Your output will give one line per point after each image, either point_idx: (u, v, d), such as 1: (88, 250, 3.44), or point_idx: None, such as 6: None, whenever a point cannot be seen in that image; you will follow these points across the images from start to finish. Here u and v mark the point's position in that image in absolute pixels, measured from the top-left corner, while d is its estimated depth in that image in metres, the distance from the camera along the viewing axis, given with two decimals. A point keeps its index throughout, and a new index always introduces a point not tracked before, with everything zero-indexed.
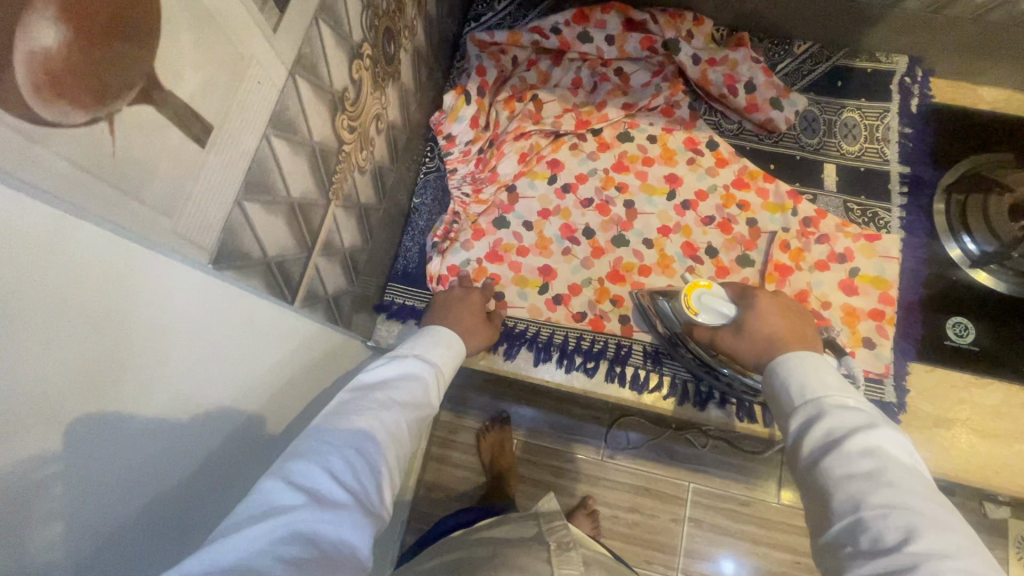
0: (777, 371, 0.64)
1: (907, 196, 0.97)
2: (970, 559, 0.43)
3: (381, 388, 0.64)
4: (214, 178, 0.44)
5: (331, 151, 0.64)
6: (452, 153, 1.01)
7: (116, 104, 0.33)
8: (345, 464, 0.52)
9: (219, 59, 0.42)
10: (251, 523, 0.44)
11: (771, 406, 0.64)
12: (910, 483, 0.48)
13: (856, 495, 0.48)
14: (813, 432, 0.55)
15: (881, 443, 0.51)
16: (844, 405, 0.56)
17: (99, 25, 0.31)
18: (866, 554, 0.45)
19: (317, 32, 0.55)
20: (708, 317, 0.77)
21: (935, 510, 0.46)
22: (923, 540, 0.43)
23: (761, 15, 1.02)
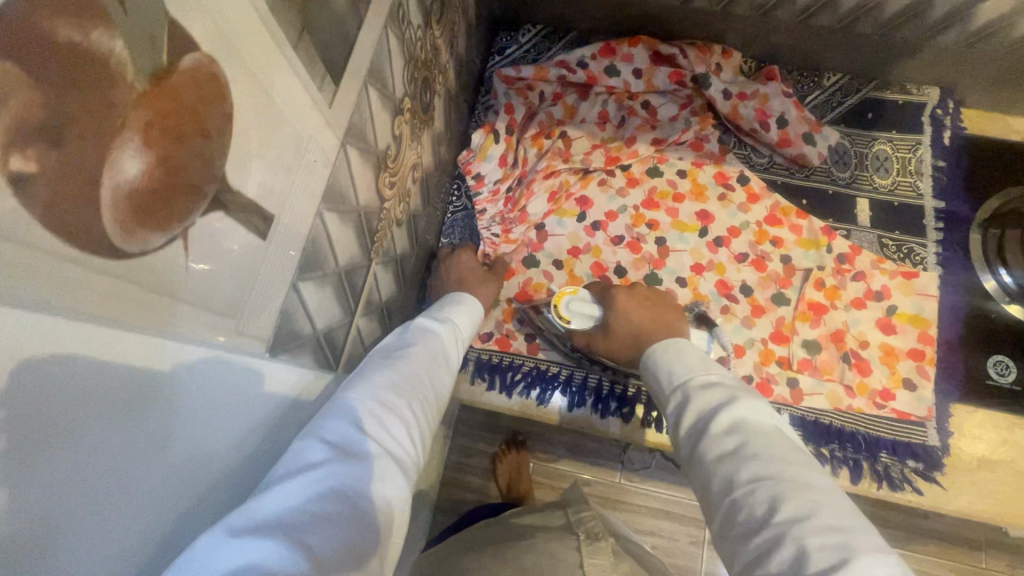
0: (649, 363, 0.70)
1: (943, 231, 0.96)
2: (830, 513, 0.45)
3: (400, 346, 0.63)
4: (275, 267, 0.42)
5: (374, 211, 0.62)
6: (481, 193, 0.99)
7: (190, 218, 0.31)
8: (372, 418, 0.51)
9: (282, 146, 0.40)
10: (283, 480, 0.43)
11: (654, 398, 0.69)
12: (773, 451, 0.51)
13: (729, 471, 0.51)
14: (687, 414, 0.60)
15: (743, 415, 0.56)
16: (708, 386, 0.61)
17: (178, 142, 0.29)
18: (745, 530, 0.47)
19: (366, 97, 0.53)
20: (579, 322, 0.86)
21: (794, 469, 0.49)
22: (784, 503, 0.46)
23: (791, 47, 1.01)
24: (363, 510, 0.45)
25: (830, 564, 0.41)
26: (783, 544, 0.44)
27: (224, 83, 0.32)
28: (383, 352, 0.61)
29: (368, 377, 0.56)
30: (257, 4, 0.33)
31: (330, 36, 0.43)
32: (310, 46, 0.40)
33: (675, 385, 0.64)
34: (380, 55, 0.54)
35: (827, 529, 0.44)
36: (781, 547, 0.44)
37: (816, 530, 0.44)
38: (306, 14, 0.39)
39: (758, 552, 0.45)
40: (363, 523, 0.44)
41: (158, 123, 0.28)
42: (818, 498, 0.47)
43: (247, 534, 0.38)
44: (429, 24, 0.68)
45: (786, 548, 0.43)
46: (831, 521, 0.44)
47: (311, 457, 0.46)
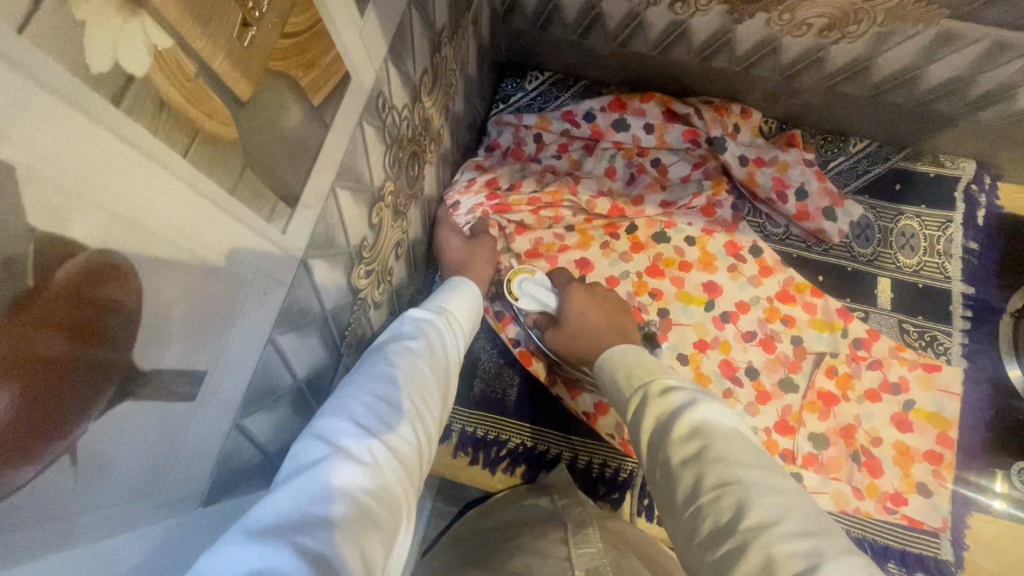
0: (609, 366, 0.68)
1: (971, 320, 0.89)
2: (799, 516, 0.43)
3: (399, 335, 0.59)
4: (209, 421, 0.38)
5: (346, 307, 0.58)
6: (460, 183, 0.91)
7: (78, 430, 0.27)
8: (373, 410, 0.48)
9: (216, 296, 0.35)
10: (279, 487, 0.39)
11: (611, 399, 0.67)
12: (735, 449, 0.49)
13: (693, 477, 0.49)
14: (648, 419, 0.58)
15: (705, 417, 0.53)
16: (667, 386, 0.59)
17: (57, 357, 0.25)
18: (712, 539, 0.44)
19: (334, 202, 0.48)
20: (528, 302, 0.87)
21: (759, 471, 0.47)
22: (751, 509, 0.44)
23: (817, 110, 0.93)
24: (374, 509, 0.40)
25: (793, 568, 0.39)
26: (746, 550, 0.41)
27: (128, 268, 0.27)
28: (382, 345, 0.57)
29: (368, 372, 0.52)
30: (178, 168, 0.29)
31: (284, 161, 0.39)
32: (256, 182, 0.36)
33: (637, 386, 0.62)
34: (353, 154, 0.49)
35: (797, 534, 0.41)
36: (744, 549, 0.42)
37: (777, 532, 0.41)
38: (249, 152, 0.34)
39: (723, 559, 0.43)
40: (374, 523, 0.39)
41: (29, 349, 0.23)
42: (780, 498, 0.44)
43: (249, 540, 0.34)
44: (418, 99, 0.63)
45: (751, 556, 0.41)
46: (799, 525, 0.42)
47: (310, 458, 0.42)
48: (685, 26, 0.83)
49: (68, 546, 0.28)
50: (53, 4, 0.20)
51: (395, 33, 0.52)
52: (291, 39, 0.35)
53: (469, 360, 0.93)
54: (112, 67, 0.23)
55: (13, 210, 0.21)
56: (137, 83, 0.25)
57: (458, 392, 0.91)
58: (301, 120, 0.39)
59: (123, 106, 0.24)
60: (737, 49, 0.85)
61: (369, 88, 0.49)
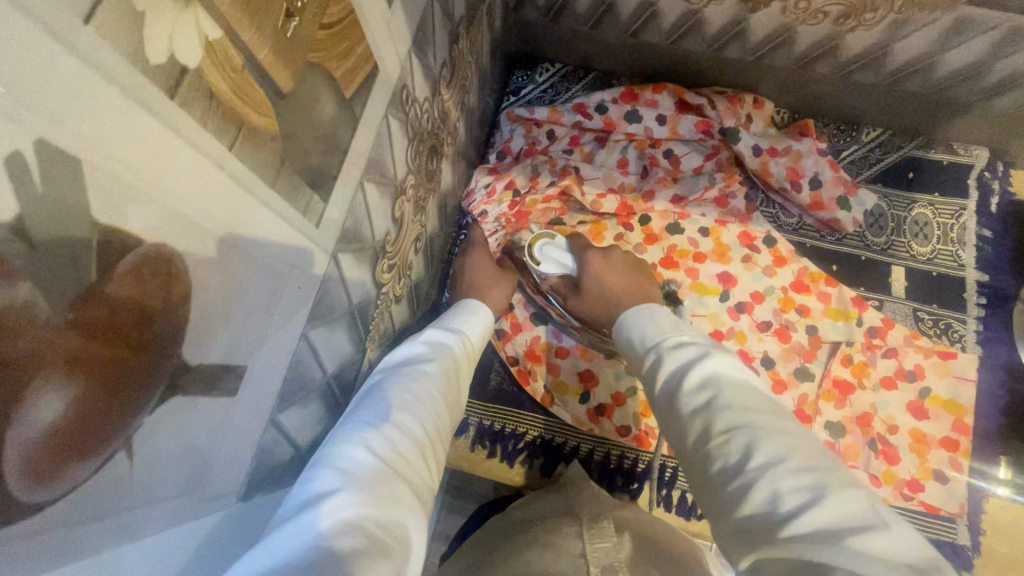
0: (622, 331, 0.66)
1: (985, 307, 0.89)
2: (806, 454, 0.41)
3: (407, 364, 0.58)
4: (247, 416, 0.38)
5: (370, 302, 0.58)
6: (477, 199, 0.94)
7: (131, 426, 0.27)
8: (385, 438, 0.46)
9: (256, 291, 0.35)
10: (288, 518, 0.36)
11: (624, 359, 0.65)
12: (745, 399, 0.47)
13: (703, 426, 0.47)
14: (660, 375, 0.55)
15: (717, 370, 0.51)
16: (679, 344, 0.57)
17: (114, 353, 0.25)
18: (723, 482, 0.43)
19: (362, 195, 0.48)
20: (549, 266, 0.85)
21: (769, 415, 0.45)
22: (760, 450, 0.42)
23: (830, 99, 0.93)
24: (389, 537, 0.37)
25: (795, 501, 0.38)
26: (752, 488, 0.40)
27: (179, 265, 0.27)
28: (390, 374, 0.56)
29: (377, 401, 0.51)
30: (225, 161, 0.28)
31: (318, 155, 0.38)
32: (293, 175, 0.36)
33: (648, 345, 0.60)
34: (379, 147, 0.49)
35: (801, 470, 0.40)
36: (750, 487, 0.40)
37: (781, 469, 0.40)
38: (288, 145, 0.34)
39: (731, 498, 0.41)
40: (390, 549, 0.36)
41: (89, 345, 0.23)
42: (787, 438, 0.43)
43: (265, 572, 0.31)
44: (437, 91, 0.63)
45: (759, 494, 0.40)
46: (805, 462, 0.40)
47: (322, 486, 0.39)
48: (699, 15, 0.83)
49: (119, 542, 0.28)
50: None
51: (419, 25, 0.52)
52: (328, 30, 0.35)
53: (484, 353, 0.93)
54: (168, 58, 0.23)
55: (77, 204, 0.21)
56: (190, 76, 0.25)
57: (474, 386, 0.91)
58: (334, 113, 0.39)
59: (177, 98, 0.24)
60: (751, 38, 0.84)
61: (395, 80, 0.49)
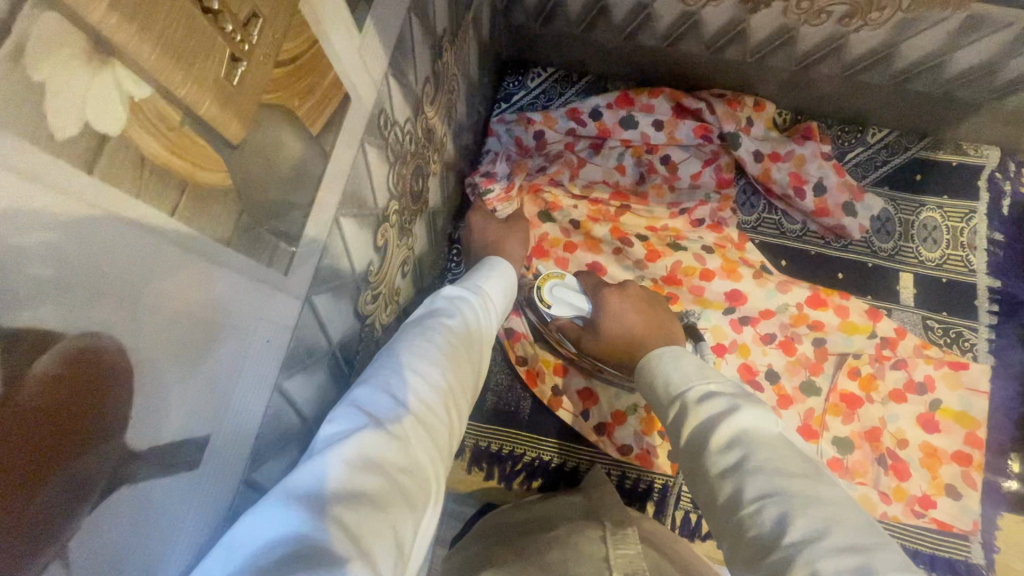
0: (647, 376, 0.64)
1: (997, 314, 0.86)
2: (844, 529, 0.40)
3: (433, 310, 0.55)
4: (213, 486, 0.35)
5: (353, 337, 0.55)
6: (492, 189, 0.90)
7: (68, 531, 0.24)
8: (407, 385, 0.44)
9: (215, 356, 0.32)
10: (315, 453, 0.37)
11: (648, 404, 0.63)
12: (778, 459, 0.46)
13: (734, 488, 0.46)
14: (688, 428, 0.54)
15: (746, 426, 0.49)
16: (706, 394, 0.55)
17: (37, 460, 0.22)
18: (756, 550, 0.42)
19: (338, 231, 0.45)
20: (561, 308, 0.81)
21: (802, 479, 0.44)
22: (795, 523, 0.40)
23: (834, 101, 0.89)
24: (405, 485, 0.37)
25: None
26: (790, 566, 0.38)
27: (117, 349, 0.24)
28: (416, 319, 0.53)
29: (403, 344, 0.48)
30: (165, 227, 0.25)
31: (282, 199, 0.35)
32: (253, 226, 0.33)
33: (674, 395, 0.58)
34: (356, 179, 0.46)
35: (840, 549, 0.38)
36: (785, 565, 0.39)
37: (819, 547, 0.38)
38: (245, 196, 0.31)
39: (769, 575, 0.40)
40: (407, 496, 0.37)
41: (4, 459, 0.20)
42: (823, 510, 0.41)
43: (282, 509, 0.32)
44: (421, 110, 0.59)
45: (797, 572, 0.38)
46: (844, 540, 0.39)
47: (346, 425, 0.39)
48: (695, 17, 0.79)
49: None
50: (5, 67, 0.17)
51: (396, 44, 0.48)
52: (286, 66, 0.32)
53: None
54: (82, 128, 0.20)
55: None
56: (113, 144, 0.22)
57: (470, 406, 0.88)
58: (300, 152, 0.36)
59: (98, 172, 0.21)
60: (751, 39, 0.80)
61: (371, 106, 0.46)
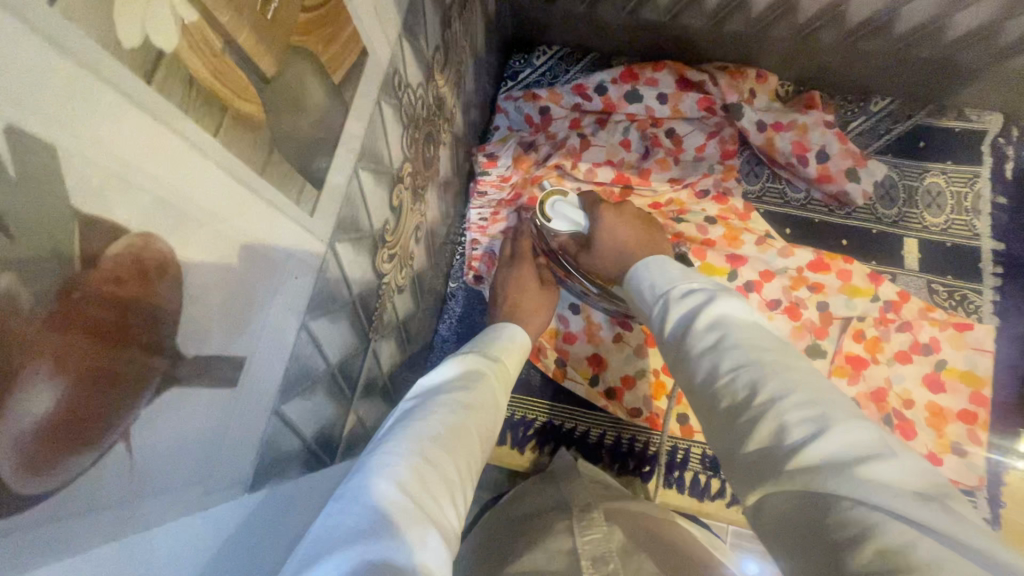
0: (628, 280, 0.62)
1: (1002, 277, 0.87)
2: (810, 388, 0.39)
3: (441, 392, 0.57)
4: (249, 409, 0.38)
5: (372, 293, 0.57)
6: (490, 173, 0.93)
7: (130, 417, 0.27)
8: (413, 473, 0.45)
9: (252, 280, 0.35)
10: (318, 559, 0.36)
11: (633, 310, 0.61)
12: (754, 338, 0.44)
13: (709, 365, 0.44)
14: (667, 320, 0.52)
15: (726, 312, 0.47)
16: (687, 291, 0.53)
17: (107, 343, 0.25)
18: (727, 416, 0.41)
19: (358, 183, 0.48)
20: (558, 223, 0.79)
21: (775, 352, 0.42)
22: (766, 387, 0.39)
23: (836, 71, 0.91)
24: None
25: (802, 434, 0.36)
26: (758, 424, 0.38)
27: (171, 254, 0.27)
28: (423, 401, 0.55)
29: (407, 431, 0.50)
30: (209, 147, 0.28)
31: (308, 140, 0.38)
32: (283, 162, 0.35)
33: (656, 295, 0.56)
34: (373, 134, 0.49)
35: (807, 404, 0.37)
36: (755, 425, 0.38)
37: (790, 406, 0.37)
38: (277, 132, 0.34)
39: (739, 436, 0.39)
40: None
41: (80, 336, 0.23)
42: (794, 375, 0.40)
43: None
44: (431, 76, 0.62)
45: (766, 429, 0.38)
46: (812, 397, 0.38)
47: (347, 523, 0.39)
48: None
49: (116, 536, 0.27)
50: None
51: (408, 7, 0.51)
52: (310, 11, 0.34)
53: None
54: (144, 41, 0.23)
55: (59, 190, 0.20)
56: (167, 59, 0.24)
57: None
58: (323, 99, 0.38)
59: (155, 83, 0.24)
60: (752, 9, 0.82)
61: (385, 65, 0.48)
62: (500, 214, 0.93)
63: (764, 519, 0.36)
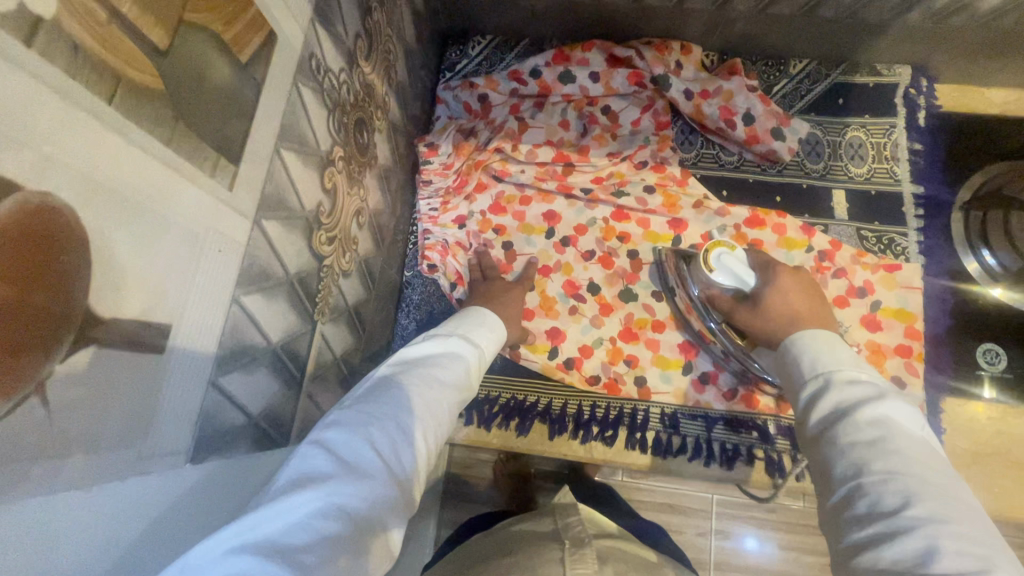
0: (785, 350, 0.63)
1: (923, 218, 0.92)
2: (969, 524, 0.41)
3: (426, 365, 0.59)
4: (181, 380, 0.39)
5: (312, 274, 0.59)
6: (432, 162, 0.95)
7: (43, 372, 0.28)
8: (388, 438, 0.47)
9: (170, 248, 0.36)
10: (289, 492, 0.40)
11: (784, 380, 0.63)
12: (921, 456, 0.46)
13: (858, 459, 0.47)
14: (822, 406, 0.54)
15: (893, 415, 0.49)
16: (855, 379, 0.54)
17: (10, 298, 0.26)
18: (863, 517, 0.44)
19: (280, 163, 0.49)
20: (723, 277, 0.78)
21: (936, 477, 0.44)
22: (921, 505, 0.42)
23: (755, 37, 0.95)
24: (358, 534, 0.40)
25: (956, 564, 0.38)
26: (898, 536, 0.41)
27: (72, 214, 0.29)
28: (410, 370, 0.57)
29: (390, 394, 0.52)
30: (105, 115, 0.30)
31: (218, 115, 0.39)
32: (190, 134, 0.37)
33: (818, 369, 0.57)
34: (293, 115, 0.50)
35: (964, 540, 0.40)
36: (902, 537, 0.40)
37: (950, 532, 0.40)
38: (180, 104, 0.35)
39: (870, 538, 0.42)
40: (356, 547, 0.40)
41: None
42: (957, 507, 0.42)
43: (236, 552, 0.34)
44: (355, 63, 0.63)
45: (911, 542, 0.40)
46: (969, 535, 0.40)
47: (319, 468, 0.42)
48: None
49: (41, 490, 0.29)
50: None
51: None
52: None
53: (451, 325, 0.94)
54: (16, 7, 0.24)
55: None
56: (46, 25, 0.26)
57: None
58: (229, 75, 0.40)
59: (35, 48, 0.25)
60: None
61: (299, 48, 0.50)
62: (449, 203, 0.96)
63: None
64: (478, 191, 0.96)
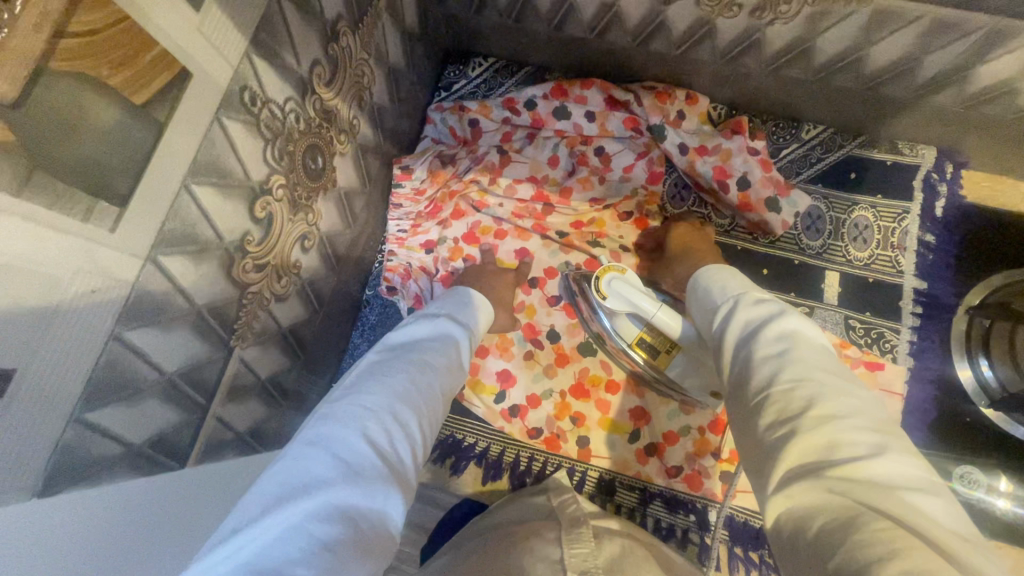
0: (699, 288, 0.67)
1: (921, 316, 0.85)
2: (865, 416, 0.42)
3: (413, 350, 0.59)
4: (29, 417, 0.39)
5: (229, 303, 0.58)
6: (405, 186, 0.93)
7: None
8: (381, 429, 0.46)
9: (21, 294, 0.36)
10: (280, 501, 0.38)
11: (700, 314, 0.66)
12: (818, 359, 0.48)
13: (769, 370, 0.48)
14: (733, 325, 0.57)
15: (793, 328, 0.52)
16: (759, 300, 0.57)
17: None
18: (774, 421, 0.44)
19: (190, 198, 0.48)
20: (617, 303, 0.75)
21: (832, 376, 0.45)
22: (825, 401, 0.42)
23: (766, 96, 0.89)
24: (367, 534, 0.39)
25: (853, 451, 0.39)
26: (809, 433, 0.41)
27: None
28: (397, 356, 0.57)
29: (380, 383, 0.51)
30: None
31: (93, 158, 0.38)
32: (52, 181, 0.36)
33: (729, 296, 0.61)
34: (214, 151, 0.49)
35: (862, 428, 0.41)
36: (801, 433, 0.41)
37: (843, 424, 0.41)
38: (39, 151, 0.34)
39: (779, 441, 0.43)
40: (366, 550, 0.38)
41: None
42: (851, 401, 0.43)
43: None
44: (310, 91, 0.62)
45: (819, 435, 0.40)
46: (866, 423, 0.41)
47: (313, 471, 0.40)
48: (615, 8, 0.79)
49: None
50: None
51: (258, 25, 0.51)
52: (76, 37, 0.34)
53: None
54: None
55: None
56: None
57: None
58: (116, 119, 0.39)
59: None
60: (672, 32, 0.80)
61: (227, 83, 0.49)
62: (420, 227, 0.94)
63: (784, 506, 0.39)
64: (453, 218, 0.94)
